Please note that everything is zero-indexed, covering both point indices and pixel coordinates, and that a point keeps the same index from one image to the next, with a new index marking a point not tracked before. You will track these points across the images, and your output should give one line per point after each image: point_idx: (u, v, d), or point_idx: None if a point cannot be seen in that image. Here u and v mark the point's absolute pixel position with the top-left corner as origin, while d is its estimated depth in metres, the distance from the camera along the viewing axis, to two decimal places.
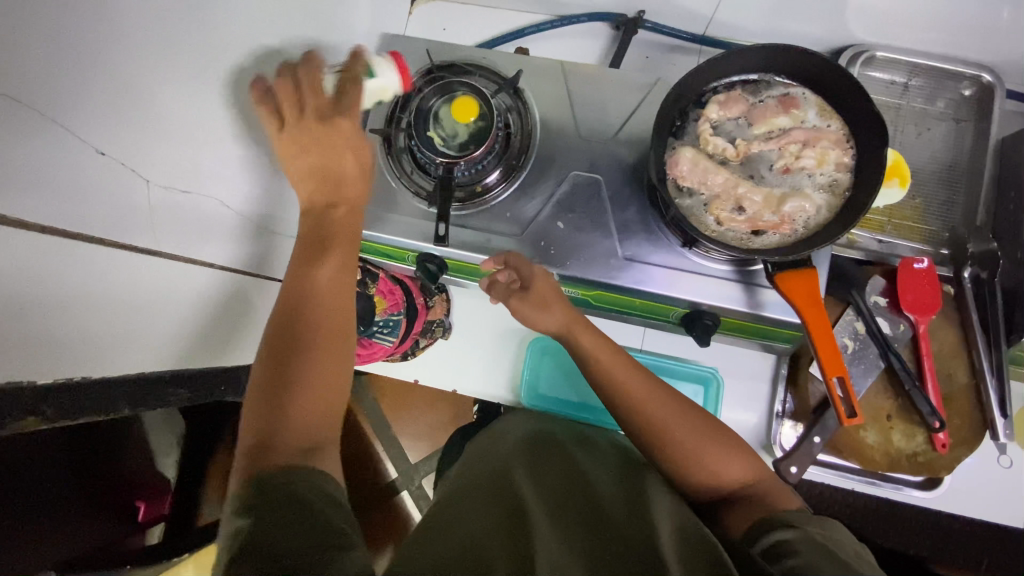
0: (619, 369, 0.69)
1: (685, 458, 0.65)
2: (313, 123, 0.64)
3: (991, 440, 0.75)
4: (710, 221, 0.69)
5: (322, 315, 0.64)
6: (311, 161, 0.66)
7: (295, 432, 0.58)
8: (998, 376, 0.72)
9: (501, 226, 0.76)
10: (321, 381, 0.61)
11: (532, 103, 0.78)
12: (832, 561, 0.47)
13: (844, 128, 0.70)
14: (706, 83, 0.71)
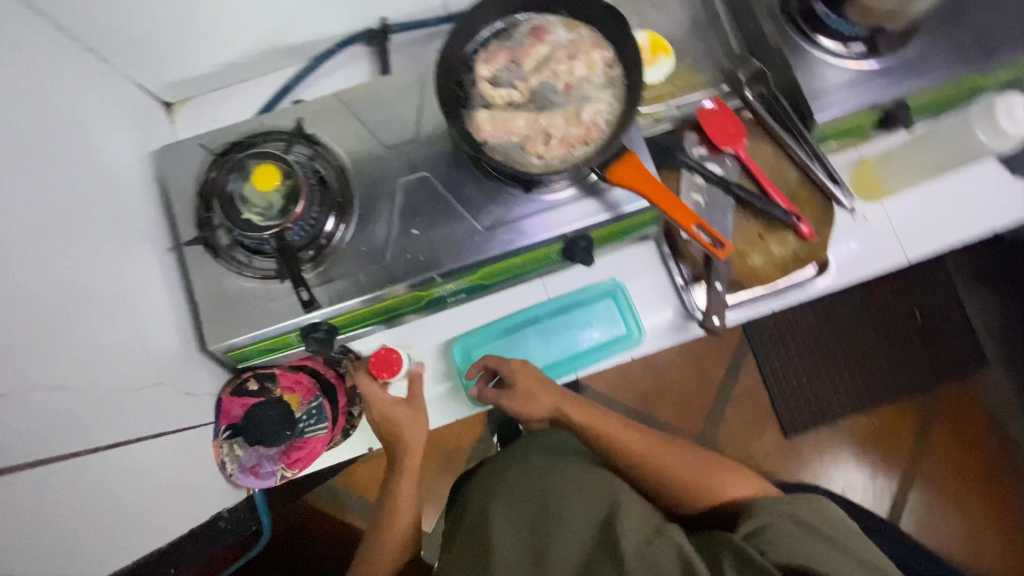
0: (610, 427, 0.80)
1: (689, 483, 0.76)
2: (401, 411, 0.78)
3: (840, 208, 0.85)
4: (533, 159, 0.74)
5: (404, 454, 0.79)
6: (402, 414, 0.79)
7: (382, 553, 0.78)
8: (818, 158, 0.83)
9: (363, 261, 0.76)
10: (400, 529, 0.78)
11: (330, 142, 0.79)
12: (802, 530, 0.64)
13: (594, 30, 0.76)
14: (466, 48, 0.76)
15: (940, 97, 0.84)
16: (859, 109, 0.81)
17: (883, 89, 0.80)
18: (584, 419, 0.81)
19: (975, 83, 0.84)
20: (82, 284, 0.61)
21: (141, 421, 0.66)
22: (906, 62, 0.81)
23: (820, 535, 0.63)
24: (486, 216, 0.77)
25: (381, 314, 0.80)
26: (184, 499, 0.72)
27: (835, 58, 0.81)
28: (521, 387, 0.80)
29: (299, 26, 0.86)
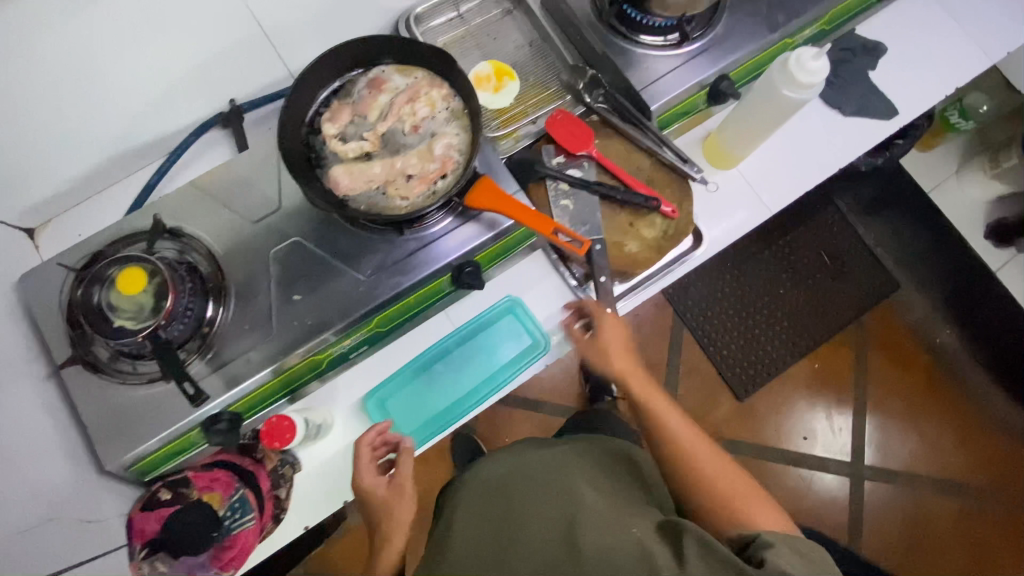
0: (670, 417, 0.74)
1: (716, 500, 0.69)
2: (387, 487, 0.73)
3: (695, 183, 0.91)
4: (396, 201, 0.76)
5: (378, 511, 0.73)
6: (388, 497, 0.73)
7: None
8: (664, 140, 0.88)
9: (249, 339, 0.76)
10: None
11: (195, 232, 0.79)
12: (802, 555, 0.57)
13: (427, 71, 0.80)
14: (310, 112, 0.77)
15: (759, 61, 0.93)
16: (688, 90, 0.88)
17: (703, 68, 0.88)
18: (641, 390, 0.77)
19: (788, 42, 0.93)
20: None
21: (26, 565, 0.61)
22: (718, 41, 0.89)
23: (813, 560, 0.57)
24: (367, 266, 0.78)
25: (284, 387, 0.78)
26: None
27: (657, 49, 0.88)
28: (608, 333, 0.78)
29: (144, 122, 0.86)
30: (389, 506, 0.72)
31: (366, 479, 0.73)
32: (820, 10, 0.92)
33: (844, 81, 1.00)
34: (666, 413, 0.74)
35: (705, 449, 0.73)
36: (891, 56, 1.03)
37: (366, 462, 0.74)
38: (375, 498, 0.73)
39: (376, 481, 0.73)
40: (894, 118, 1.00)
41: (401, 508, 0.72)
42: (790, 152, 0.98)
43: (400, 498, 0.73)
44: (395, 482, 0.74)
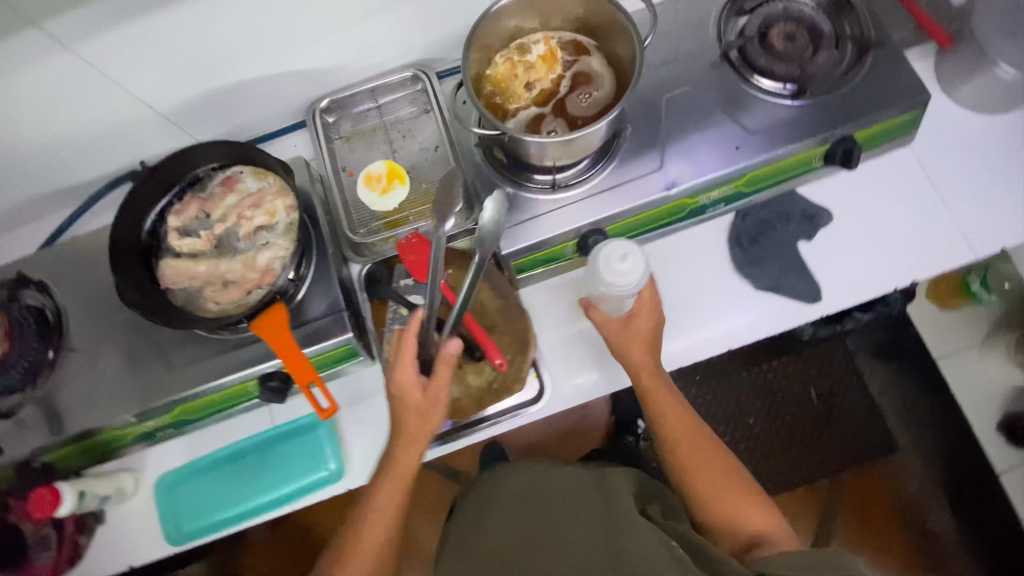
0: (680, 430, 0.76)
1: (713, 512, 0.71)
2: (433, 391, 0.72)
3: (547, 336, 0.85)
4: (211, 304, 0.77)
5: (388, 478, 0.72)
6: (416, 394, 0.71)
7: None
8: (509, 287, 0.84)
9: (69, 396, 0.82)
10: (365, 552, 0.69)
11: (59, 288, 0.86)
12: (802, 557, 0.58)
13: (279, 178, 0.81)
14: (161, 200, 0.80)
15: (656, 215, 0.83)
16: (550, 240, 0.82)
17: (573, 219, 0.82)
18: (652, 390, 0.78)
19: (689, 202, 0.83)
20: None
21: None
22: (597, 191, 0.82)
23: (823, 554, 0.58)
24: (182, 356, 0.81)
25: (91, 448, 0.83)
26: None
27: (527, 190, 0.83)
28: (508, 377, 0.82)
29: (58, 179, 0.93)
30: (406, 424, 0.72)
31: (409, 380, 0.71)
32: (731, 173, 0.80)
33: (765, 248, 0.87)
34: (665, 403, 0.77)
35: (686, 445, 0.75)
36: (836, 226, 0.88)
37: (409, 362, 0.71)
38: (405, 398, 0.71)
39: (417, 387, 0.71)
40: (817, 302, 0.85)
41: (415, 419, 0.72)
42: (679, 318, 0.87)
43: (424, 415, 0.72)
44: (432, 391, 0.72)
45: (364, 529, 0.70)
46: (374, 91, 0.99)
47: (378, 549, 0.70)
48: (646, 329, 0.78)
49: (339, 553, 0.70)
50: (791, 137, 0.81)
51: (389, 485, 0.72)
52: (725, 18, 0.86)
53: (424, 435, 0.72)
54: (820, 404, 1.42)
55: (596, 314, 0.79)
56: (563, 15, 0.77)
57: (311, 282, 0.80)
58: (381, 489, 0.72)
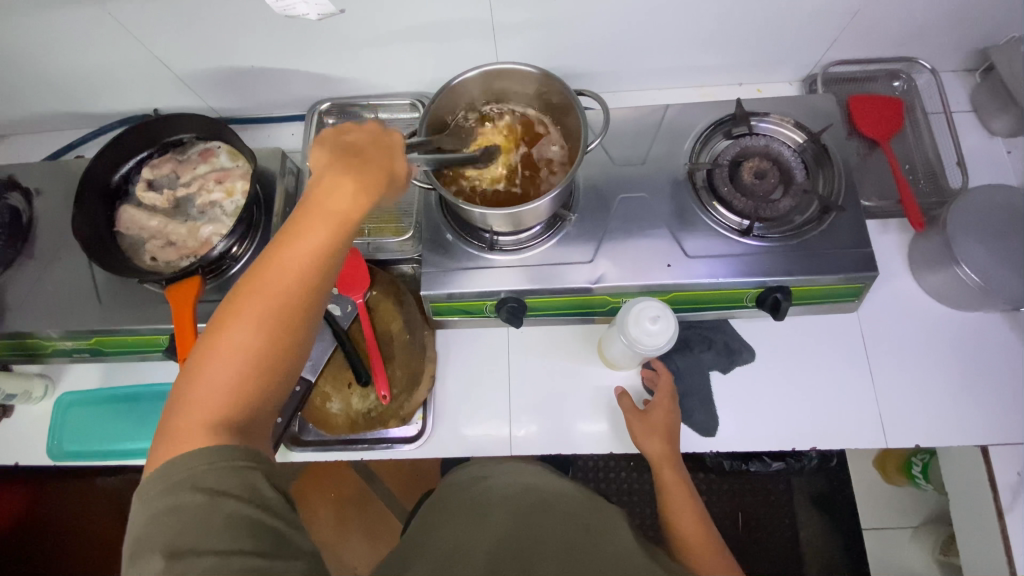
0: (681, 498, 0.75)
1: None
2: (360, 152, 0.58)
3: (442, 384, 0.89)
4: (148, 257, 0.83)
5: (255, 268, 0.52)
6: (329, 167, 0.56)
7: (204, 397, 0.49)
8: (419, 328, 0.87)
9: (11, 297, 0.90)
10: (222, 361, 0.49)
11: (42, 200, 0.96)
12: None
13: (247, 163, 0.88)
14: (143, 152, 0.89)
15: (575, 303, 0.85)
16: (468, 294, 0.84)
17: (495, 282, 0.83)
18: (670, 482, 0.76)
19: (610, 300, 0.84)
20: None
21: None
22: (528, 264, 0.84)
23: None
24: (116, 294, 0.88)
25: (15, 348, 0.91)
26: None
27: (466, 242, 0.85)
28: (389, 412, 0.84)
29: (80, 105, 1.03)
30: (332, 187, 0.55)
31: (371, 132, 0.60)
32: (655, 286, 0.81)
33: (677, 365, 0.87)
34: (677, 498, 0.75)
35: (685, 514, 0.73)
36: (756, 366, 0.87)
37: (335, 132, 0.59)
38: (322, 172, 0.57)
39: (373, 141, 0.59)
40: (711, 437, 0.84)
41: (340, 195, 0.55)
42: (573, 406, 0.87)
43: (363, 178, 0.56)
44: (356, 154, 0.58)
45: (250, 306, 0.51)
46: (377, 107, 1.06)
47: (264, 323, 0.50)
48: (663, 423, 0.80)
49: (206, 333, 0.51)
50: (726, 270, 0.81)
51: (295, 253, 0.53)
52: (706, 137, 0.88)
53: (327, 219, 0.54)
54: (746, 533, 1.31)
55: (625, 402, 0.82)
56: (537, 98, 0.81)
57: (245, 264, 0.86)
58: (282, 256, 0.52)
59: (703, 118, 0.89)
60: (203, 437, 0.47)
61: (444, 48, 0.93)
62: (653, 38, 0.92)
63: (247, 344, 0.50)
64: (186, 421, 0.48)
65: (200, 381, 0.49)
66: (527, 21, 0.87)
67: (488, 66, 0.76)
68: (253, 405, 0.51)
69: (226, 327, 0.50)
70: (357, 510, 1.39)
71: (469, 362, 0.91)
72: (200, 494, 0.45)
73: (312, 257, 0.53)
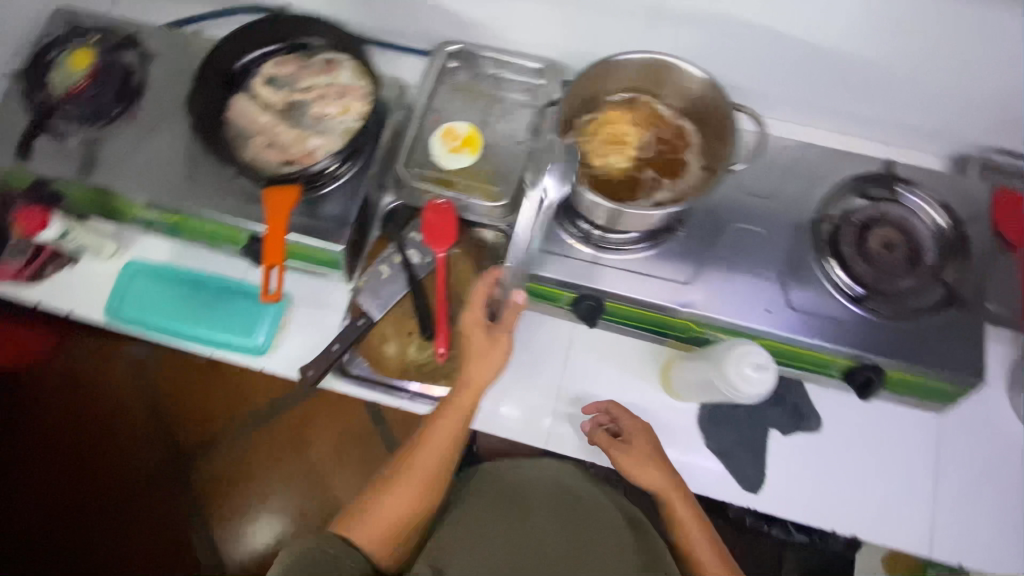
0: (693, 525, 0.69)
1: None
2: (485, 346, 0.69)
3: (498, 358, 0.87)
4: (250, 151, 0.82)
5: (421, 437, 0.69)
6: (467, 382, 0.69)
7: (389, 503, 0.66)
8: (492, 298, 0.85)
9: (104, 153, 0.90)
10: (399, 499, 0.66)
11: (153, 63, 0.94)
12: None
13: (369, 86, 0.85)
14: (270, 45, 0.86)
15: (657, 320, 0.81)
16: (553, 279, 0.81)
17: (581, 276, 0.80)
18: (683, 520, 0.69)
19: (693, 327, 0.80)
20: None
21: None
22: (621, 268, 0.80)
23: None
24: (207, 178, 0.87)
25: (97, 203, 0.92)
26: None
27: (564, 227, 0.82)
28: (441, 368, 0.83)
29: None
30: (478, 362, 0.69)
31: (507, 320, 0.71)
32: (747, 330, 0.77)
33: (738, 411, 0.83)
34: (692, 538, 0.68)
35: (700, 541, 0.68)
36: (819, 438, 0.82)
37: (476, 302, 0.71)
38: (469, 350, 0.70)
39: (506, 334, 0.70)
40: (752, 494, 0.81)
41: (482, 372, 0.69)
42: None
43: (495, 364, 0.69)
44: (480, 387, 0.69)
45: (404, 494, 0.66)
46: (503, 62, 1.01)
47: (424, 484, 0.67)
48: (654, 453, 0.72)
49: (401, 453, 0.69)
50: (823, 333, 0.77)
51: (435, 453, 0.67)
52: (842, 190, 0.82)
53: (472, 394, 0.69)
54: None
55: (598, 438, 0.75)
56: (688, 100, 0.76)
57: (340, 186, 0.84)
58: (426, 451, 0.68)
59: (844, 170, 0.84)
60: (389, 543, 0.65)
61: (596, 23, 0.88)
62: (811, 70, 0.87)
63: (414, 494, 0.66)
64: (371, 540, 0.64)
65: (385, 506, 0.66)
66: (694, 13, 0.82)
67: (656, 53, 0.71)
68: (423, 510, 0.67)
69: (401, 473, 0.67)
70: (358, 447, 1.41)
71: (529, 345, 0.88)
72: (324, 544, 0.60)
73: (446, 455, 0.68)
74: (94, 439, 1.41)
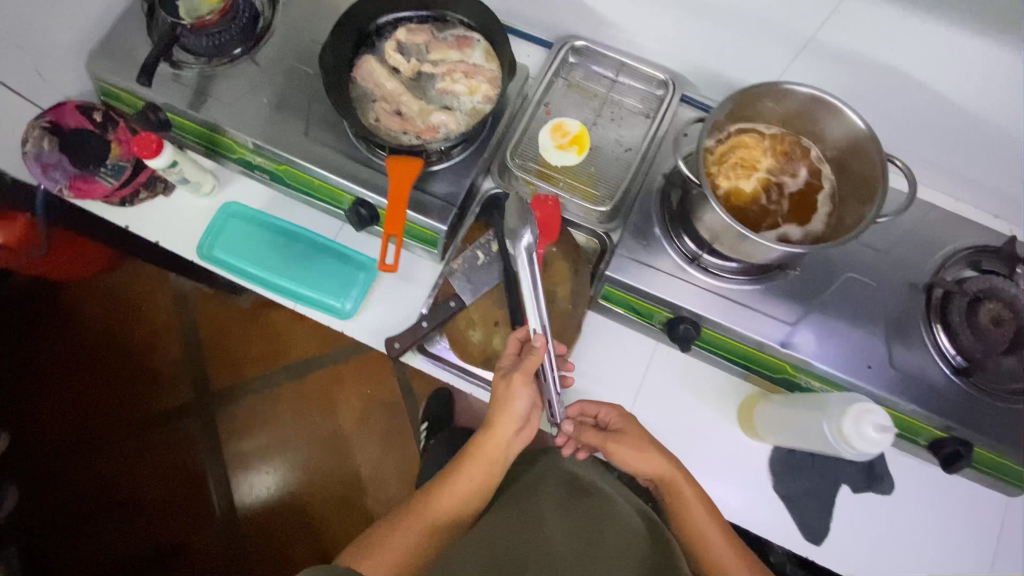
0: (707, 524, 0.71)
1: None
2: (512, 385, 0.69)
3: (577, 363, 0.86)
4: (372, 115, 0.81)
5: (433, 484, 0.71)
6: (490, 433, 0.70)
7: (400, 537, 0.65)
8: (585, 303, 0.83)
9: (220, 91, 0.89)
10: (403, 539, 0.65)
11: (280, 8, 0.93)
12: None
13: (499, 69, 0.83)
14: (405, 11, 0.85)
15: (749, 355, 0.80)
16: (652, 297, 0.80)
17: (685, 298, 0.79)
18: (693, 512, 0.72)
19: (785, 369, 0.79)
20: None
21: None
22: (726, 296, 0.79)
23: None
24: (318, 132, 0.86)
25: (204, 140, 0.92)
26: None
27: (672, 246, 0.81)
28: None
29: None
30: (502, 413, 0.70)
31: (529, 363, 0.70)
32: (845, 382, 0.76)
33: (812, 461, 0.82)
34: (704, 533, 0.71)
35: (716, 540, 0.71)
36: (892, 504, 0.81)
37: (505, 358, 0.74)
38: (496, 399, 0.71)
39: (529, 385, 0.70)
40: (813, 545, 0.80)
41: (501, 427, 0.70)
42: (687, 446, 0.85)
43: (515, 414, 0.70)
44: (511, 423, 0.70)
45: (408, 533, 0.66)
46: (623, 66, 1.00)
47: (432, 525, 0.67)
48: (661, 458, 0.74)
49: (422, 497, 0.70)
50: (919, 400, 0.75)
51: (452, 495, 0.69)
52: (959, 258, 0.80)
53: (495, 439, 0.70)
54: None
55: (587, 437, 0.76)
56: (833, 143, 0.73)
57: (452, 164, 0.83)
58: (443, 493, 0.69)
59: (964, 237, 0.81)
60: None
61: (736, 44, 0.86)
62: (947, 130, 0.85)
63: (416, 535, 0.66)
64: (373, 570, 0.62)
65: (386, 544, 0.65)
66: (844, 52, 0.79)
67: (826, 91, 0.67)
68: (427, 555, 0.65)
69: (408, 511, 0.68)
70: (386, 413, 1.43)
71: (610, 355, 0.87)
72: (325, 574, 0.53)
73: (464, 496, 0.70)
74: (128, 364, 1.42)
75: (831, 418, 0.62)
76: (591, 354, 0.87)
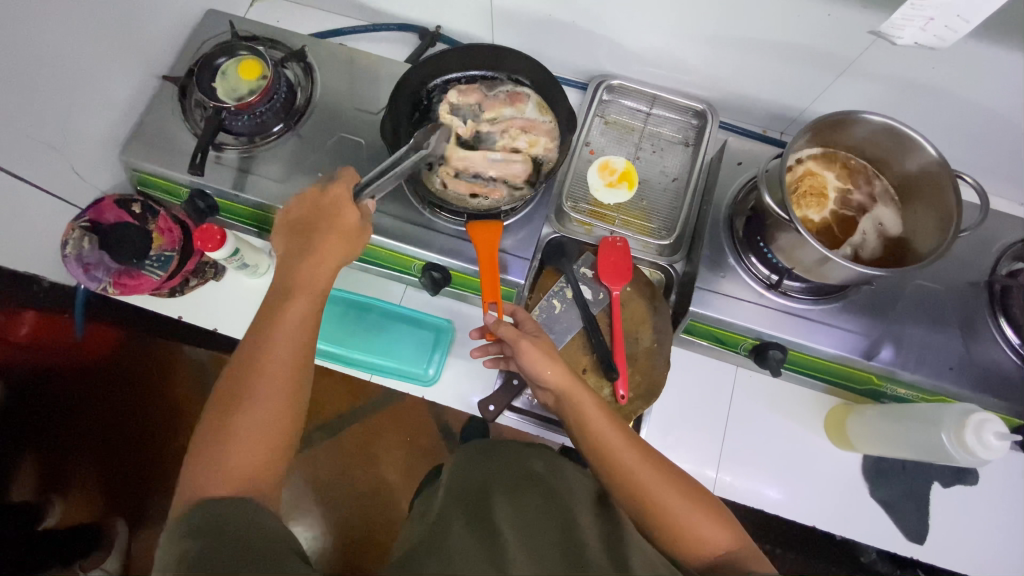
0: (623, 450, 0.68)
1: (656, 527, 0.65)
2: (312, 190, 0.70)
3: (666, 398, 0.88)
4: (437, 180, 0.81)
5: (233, 370, 0.62)
6: (314, 264, 0.67)
7: (241, 441, 0.58)
8: (664, 339, 0.84)
9: (269, 169, 0.87)
10: (234, 433, 0.58)
11: (318, 78, 0.92)
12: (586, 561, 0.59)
13: (553, 122, 0.85)
14: (454, 74, 0.86)
15: (833, 369, 0.83)
16: (734, 326, 0.82)
17: (771, 324, 0.80)
18: (596, 426, 0.70)
19: (870, 379, 0.82)
20: (78, 52, 0.79)
21: (32, 162, 0.79)
22: (809, 318, 0.81)
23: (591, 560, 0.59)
24: None
25: (258, 220, 0.91)
26: (15, 238, 0.83)
27: (747, 273, 0.83)
28: (626, 410, 0.81)
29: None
30: (315, 242, 0.68)
31: (313, 195, 0.70)
32: (932, 387, 0.78)
33: (902, 464, 0.85)
34: (607, 436, 0.69)
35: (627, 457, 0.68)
36: (984, 493, 0.83)
37: (299, 198, 0.71)
38: (290, 228, 0.71)
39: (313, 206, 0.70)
40: (918, 544, 0.81)
41: (311, 267, 0.66)
42: (780, 463, 0.86)
43: (328, 232, 0.68)
44: (311, 227, 0.69)
45: (220, 432, 0.59)
46: (656, 99, 1.03)
47: (274, 404, 0.60)
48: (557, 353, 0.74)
49: (222, 415, 0.60)
50: (1006, 395, 0.77)
51: (265, 376, 0.61)
52: (1016, 253, 0.83)
53: (312, 278, 0.66)
54: None
55: (504, 331, 0.73)
56: (898, 162, 0.75)
57: (519, 219, 0.85)
58: (255, 388, 0.60)
59: (1015, 232, 0.85)
60: (247, 474, 0.58)
61: (770, 71, 0.91)
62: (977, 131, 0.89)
63: (252, 426, 0.59)
64: (223, 468, 0.57)
65: (228, 440, 0.58)
66: (882, 75, 0.83)
67: (895, 120, 0.70)
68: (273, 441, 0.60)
69: (220, 398, 0.61)
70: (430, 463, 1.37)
71: (691, 384, 0.90)
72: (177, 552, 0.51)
73: (288, 359, 0.63)
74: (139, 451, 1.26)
75: (948, 430, 0.70)
76: (675, 387, 0.90)
